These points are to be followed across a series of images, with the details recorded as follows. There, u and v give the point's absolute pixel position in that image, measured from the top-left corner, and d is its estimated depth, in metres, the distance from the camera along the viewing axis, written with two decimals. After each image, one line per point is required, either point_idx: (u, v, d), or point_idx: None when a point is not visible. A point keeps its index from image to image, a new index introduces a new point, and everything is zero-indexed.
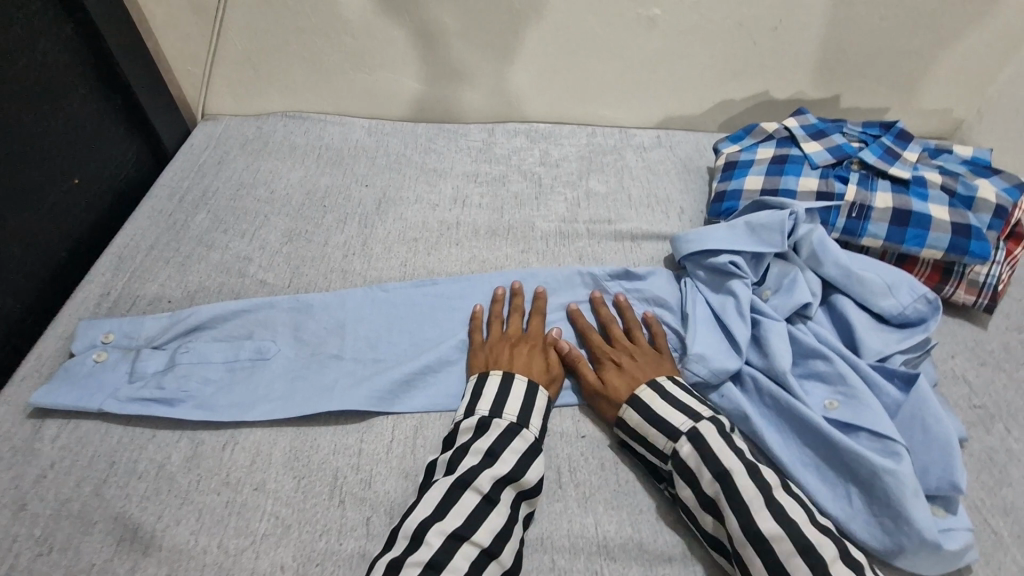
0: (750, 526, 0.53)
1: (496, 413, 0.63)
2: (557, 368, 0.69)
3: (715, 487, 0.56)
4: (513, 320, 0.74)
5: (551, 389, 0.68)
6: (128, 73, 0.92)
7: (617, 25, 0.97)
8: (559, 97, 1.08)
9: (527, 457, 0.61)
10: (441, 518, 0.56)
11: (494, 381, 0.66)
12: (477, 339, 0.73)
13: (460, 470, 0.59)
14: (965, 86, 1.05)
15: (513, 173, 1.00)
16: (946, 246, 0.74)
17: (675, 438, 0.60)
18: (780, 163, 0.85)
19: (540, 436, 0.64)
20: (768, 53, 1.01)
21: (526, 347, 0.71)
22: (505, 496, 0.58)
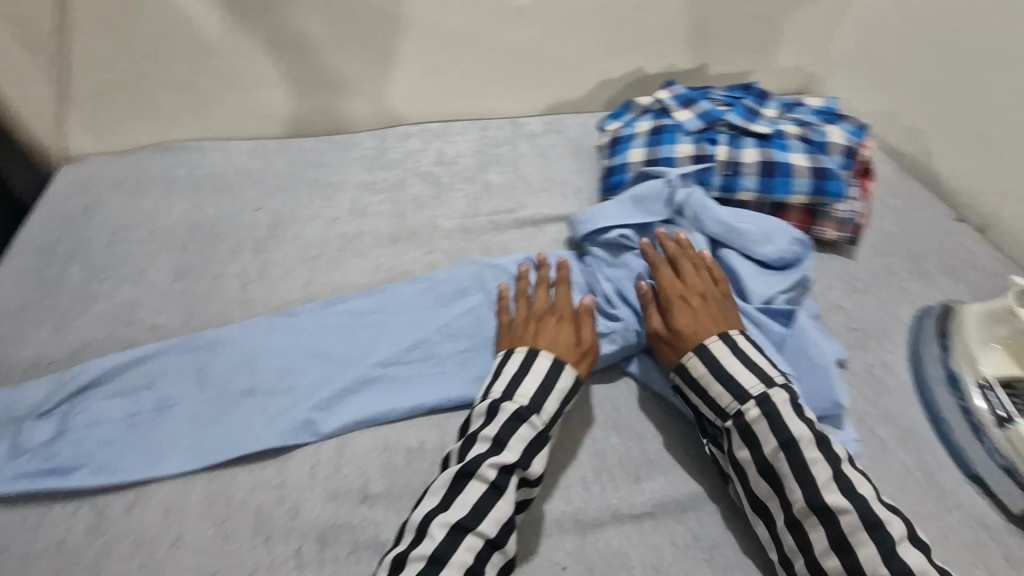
0: (816, 496, 0.56)
1: (507, 397, 0.63)
2: (589, 340, 0.68)
3: (778, 454, 0.58)
4: (541, 294, 0.73)
5: (583, 363, 0.67)
6: None
7: (489, 18, 1.00)
8: (445, 95, 1.08)
9: (533, 446, 0.60)
10: (445, 498, 0.57)
11: (515, 359, 0.66)
12: (503, 320, 0.72)
13: (469, 458, 0.59)
14: (812, 44, 1.15)
15: (411, 176, 1.00)
16: (809, 190, 0.81)
17: (744, 400, 0.61)
18: (657, 134, 0.89)
19: (551, 421, 0.63)
20: (633, 31, 1.06)
21: (553, 319, 0.70)
22: (511, 484, 0.58)
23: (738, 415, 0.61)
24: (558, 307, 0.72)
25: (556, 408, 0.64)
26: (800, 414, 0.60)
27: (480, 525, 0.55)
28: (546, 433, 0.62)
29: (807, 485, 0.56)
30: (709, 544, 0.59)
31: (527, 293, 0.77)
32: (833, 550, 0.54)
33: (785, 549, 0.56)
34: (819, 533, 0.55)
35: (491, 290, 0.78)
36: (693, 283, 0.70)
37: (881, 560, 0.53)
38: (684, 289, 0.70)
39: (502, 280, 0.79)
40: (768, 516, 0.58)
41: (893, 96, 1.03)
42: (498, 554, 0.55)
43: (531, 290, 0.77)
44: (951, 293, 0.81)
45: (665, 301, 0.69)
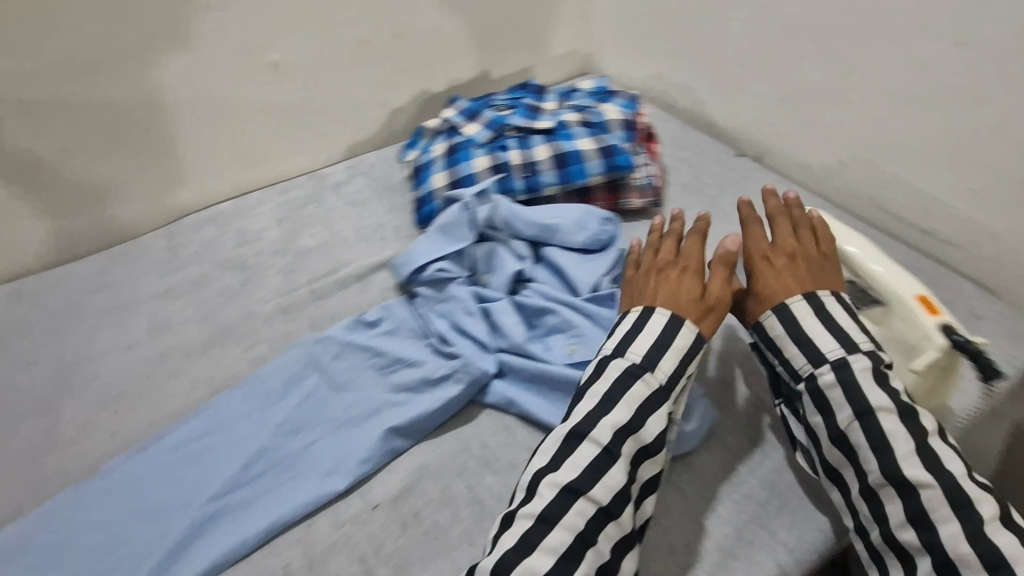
0: (894, 469, 0.52)
1: (622, 352, 0.60)
2: (714, 294, 0.63)
3: (852, 424, 0.55)
4: (669, 244, 0.70)
5: (708, 317, 0.62)
6: None
7: (244, 82, 0.93)
8: (227, 171, 1.00)
9: (641, 411, 0.57)
10: (555, 460, 0.55)
11: (629, 321, 0.62)
12: (632, 272, 0.70)
13: (578, 418, 0.57)
14: (574, 30, 1.21)
15: (214, 269, 0.90)
16: (602, 169, 0.84)
17: (819, 364, 0.58)
18: (452, 153, 0.88)
19: (672, 379, 0.59)
20: (401, 57, 1.05)
21: (676, 272, 0.66)
22: (626, 451, 0.55)
23: (811, 377, 0.58)
24: (681, 258, 0.68)
25: (676, 367, 0.59)
26: (882, 383, 0.55)
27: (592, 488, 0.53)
28: (659, 397, 0.58)
29: (883, 458, 0.53)
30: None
31: (364, 356, 0.72)
32: (910, 525, 0.51)
33: (860, 517, 0.54)
34: (897, 505, 0.52)
35: (325, 366, 0.72)
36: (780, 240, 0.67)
37: (963, 539, 0.49)
38: (771, 249, 0.66)
39: (333, 352, 0.73)
40: (841, 481, 0.56)
41: (653, 60, 1.12)
42: (612, 523, 0.53)
43: (367, 352, 0.72)
44: None
45: (752, 257, 0.67)
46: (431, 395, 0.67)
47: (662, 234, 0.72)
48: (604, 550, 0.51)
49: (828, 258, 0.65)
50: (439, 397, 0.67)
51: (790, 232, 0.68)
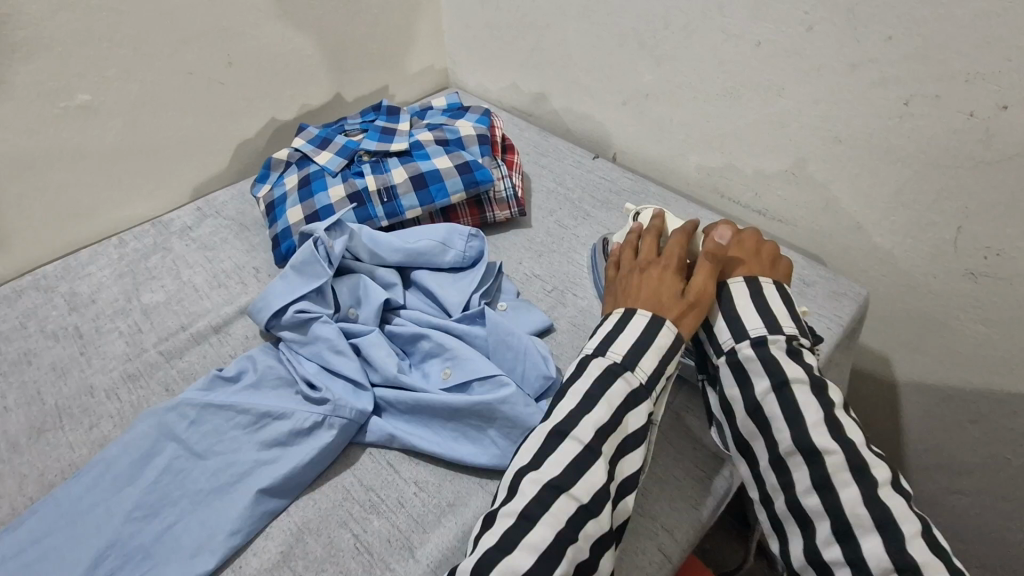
0: (805, 437, 0.54)
1: (603, 351, 0.60)
2: (697, 291, 0.63)
3: (768, 394, 0.57)
4: (648, 244, 0.70)
5: (689, 313, 0.63)
6: None
7: (46, 132, 0.83)
8: (48, 229, 0.89)
9: (624, 408, 0.57)
10: (537, 456, 0.54)
11: (611, 321, 0.63)
12: (612, 274, 0.71)
13: (559, 417, 0.56)
14: (426, 45, 1.21)
15: (40, 343, 0.79)
16: (463, 186, 0.84)
17: (740, 339, 0.61)
18: (306, 185, 0.84)
19: (653, 379, 0.59)
20: (240, 87, 0.98)
21: (656, 271, 0.66)
22: (607, 448, 0.55)
23: (732, 352, 0.61)
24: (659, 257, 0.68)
25: (657, 366, 0.59)
26: (796, 359, 0.59)
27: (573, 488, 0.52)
28: (644, 390, 0.58)
29: (796, 428, 0.55)
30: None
31: (226, 418, 0.66)
32: (815, 490, 0.53)
33: (767, 487, 0.56)
34: (803, 472, 0.54)
35: (179, 435, 0.65)
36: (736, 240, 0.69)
37: (862, 502, 0.51)
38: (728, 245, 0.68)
39: (188, 417, 0.66)
40: (750, 454, 0.58)
41: (506, 71, 1.14)
42: (593, 521, 0.51)
43: (229, 410, 0.66)
44: (611, 222, 0.92)
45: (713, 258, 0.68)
46: (304, 445, 0.63)
47: (642, 233, 0.73)
48: (583, 549, 0.50)
49: (778, 254, 0.69)
50: (310, 446, 0.63)
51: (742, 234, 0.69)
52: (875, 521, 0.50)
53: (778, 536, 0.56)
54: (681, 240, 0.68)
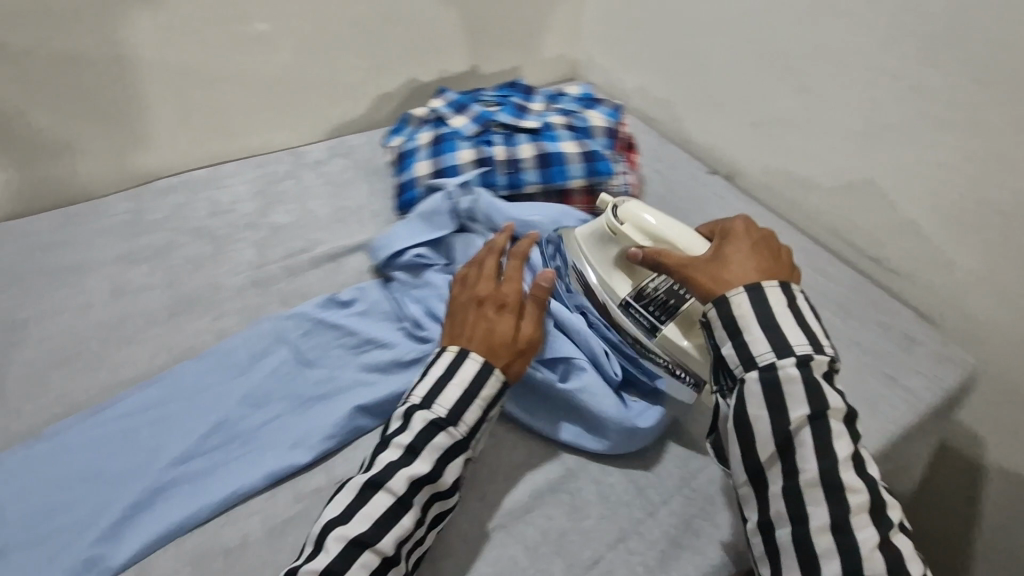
0: (832, 472, 0.51)
1: (427, 405, 0.57)
2: (530, 333, 0.62)
3: (804, 422, 0.52)
4: (487, 272, 0.67)
5: (518, 360, 0.61)
6: None
7: (226, 51, 0.91)
8: (205, 139, 0.97)
9: (444, 462, 0.55)
10: (349, 508, 0.52)
11: (437, 366, 0.59)
12: (454, 297, 0.67)
13: (378, 468, 0.54)
14: (562, 33, 1.23)
15: (180, 236, 0.87)
16: (583, 174, 0.87)
17: (784, 355, 0.53)
18: (437, 144, 0.89)
19: (474, 428, 0.58)
20: (392, 44, 1.04)
21: (493, 308, 0.63)
22: (419, 500, 0.54)
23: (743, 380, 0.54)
24: (496, 288, 0.65)
25: (478, 416, 0.58)
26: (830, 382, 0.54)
27: (380, 542, 0.51)
28: (465, 440, 0.57)
29: (825, 458, 0.51)
30: (540, 535, 0.60)
31: (336, 337, 0.72)
32: (831, 528, 0.50)
33: (771, 514, 0.53)
34: (824, 509, 0.51)
35: (293, 341, 0.72)
36: (756, 250, 0.60)
37: (876, 547, 0.50)
38: (725, 269, 0.59)
39: (303, 328, 0.73)
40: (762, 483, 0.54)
41: (637, 75, 1.16)
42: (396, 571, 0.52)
43: (339, 331, 0.72)
44: None
45: (727, 261, 0.59)
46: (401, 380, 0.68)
47: (488, 256, 0.69)
48: None
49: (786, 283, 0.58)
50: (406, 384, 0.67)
51: (761, 242, 0.61)
52: (888, 566, 0.49)
53: (770, 562, 0.53)
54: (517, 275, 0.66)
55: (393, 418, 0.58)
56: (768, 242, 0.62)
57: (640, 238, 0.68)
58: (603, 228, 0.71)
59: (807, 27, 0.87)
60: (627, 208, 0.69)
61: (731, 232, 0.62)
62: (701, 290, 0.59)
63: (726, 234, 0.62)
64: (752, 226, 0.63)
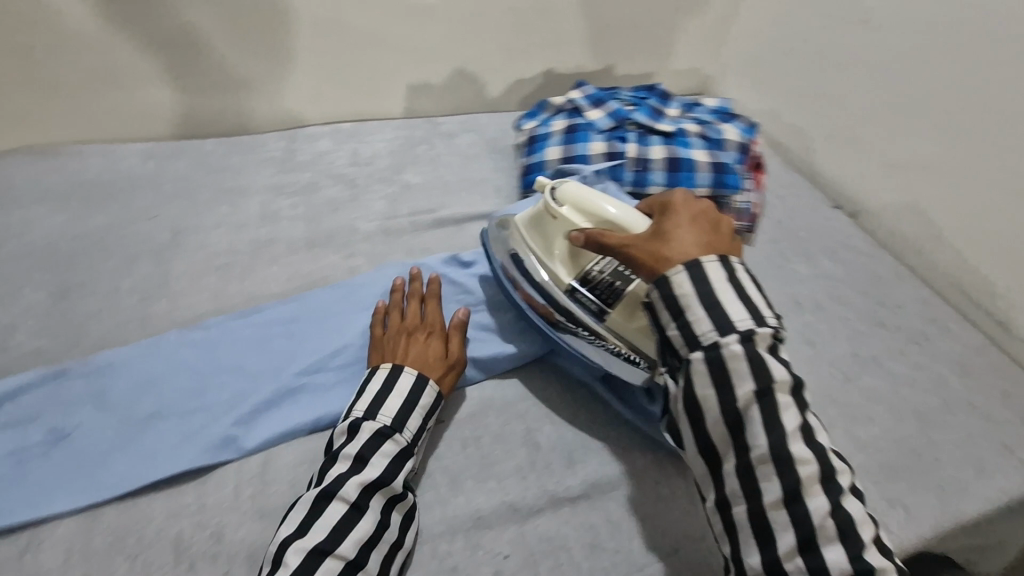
0: (780, 445, 0.49)
1: (370, 415, 0.60)
2: (457, 354, 0.68)
3: (751, 399, 0.50)
4: (411, 307, 0.71)
5: (448, 377, 0.66)
6: None
7: (392, 19, 0.95)
8: (355, 95, 1.03)
9: (398, 459, 0.58)
10: (303, 522, 0.53)
11: (376, 379, 0.63)
12: (375, 332, 0.69)
13: (328, 480, 0.56)
14: (705, 44, 1.22)
15: (324, 178, 0.94)
16: (710, 184, 0.88)
17: (725, 333, 0.51)
18: (571, 132, 0.93)
19: (416, 434, 0.61)
20: (542, 32, 1.06)
21: (423, 335, 0.68)
22: (374, 505, 0.55)
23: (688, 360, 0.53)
24: (422, 322, 0.70)
25: (420, 424, 0.62)
26: (775, 353, 0.52)
27: (338, 546, 0.52)
28: (410, 445, 0.60)
29: (773, 432, 0.50)
30: (620, 513, 0.62)
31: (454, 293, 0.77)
32: (784, 502, 0.49)
33: (726, 491, 0.52)
34: (778, 484, 0.49)
35: None
36: (695, 225, 0.58)
37: (828, 513, 0.48)
38: (664, 245, 0.57)
39: (426, 279, 0.79)
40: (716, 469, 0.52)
41: (776, 98, 1.14)
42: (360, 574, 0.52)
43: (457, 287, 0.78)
44: (833, 272, 0.91)
45: (667, 238, 0.57)
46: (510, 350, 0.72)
47: (402, 294, 0.73)
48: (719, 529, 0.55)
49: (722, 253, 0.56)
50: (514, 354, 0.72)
51: (702, 214, 0.59)
52: (838, 532, 0.48)
53: (729, 539, 0.52)
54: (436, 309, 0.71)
55: (341, 429, 0.60)
56: (708, 214, 0.60)
57: (581, 220, 0.68)
58: (543, 212, 0.71)
59: (987, 77, 0.82)
60: (568, 192, 0.69)
61: (673, 208, 0.60)
62: (643, 268, 0.57)
63: (668, 209, 0.60)
64: (697, 201, 0.60)
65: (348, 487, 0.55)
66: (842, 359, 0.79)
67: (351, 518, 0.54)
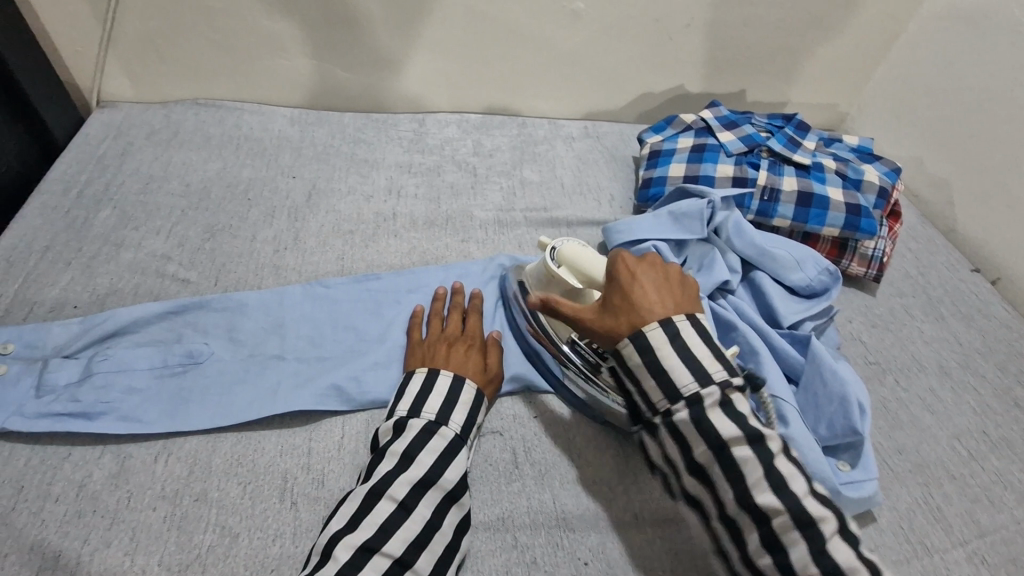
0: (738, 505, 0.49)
1: (415, 414, 0.60)
2: (495, 367, 0.67)
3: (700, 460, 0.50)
4: (453, 317, 0.71)
5: (488, 390, 0.66)
6: (23, 77, 0.84)
7: (538, 18, 0.97)
8: (486, 89, 1.06)
9: (445, 458, 0.57)
10: (354, 518, 0.53)
11: (416, 381, 0.63)
12: (413, 340, 0.69)
13: (376, 477, 0.55)
14: (848, 80, 1.16)
15: (447, 163, 0.98)
16: (842, 225, 0.84)
17: (673, 402, 0.51)
18: (699, 151, 0.91)
19: (465, 428, 0.60)
20: (682, 49, 1.05)
21: (464, 346, 0.67)
22: (423, 506, 0.54)
23: (665, 413, 0.52)
24: (462, 334, 0.69)
25: (466, 418, 0.61)
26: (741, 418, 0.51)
27: (386, 545, 0.51)
28: (460, 440, 0.60)
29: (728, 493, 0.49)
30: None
31: None
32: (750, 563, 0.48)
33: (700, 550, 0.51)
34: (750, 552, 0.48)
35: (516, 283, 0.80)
36: (642, 281, 0.56)
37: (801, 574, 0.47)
38: (619, 313, 0.55)
39: None
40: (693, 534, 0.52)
41: (921, 145, 1.06)
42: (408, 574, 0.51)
43: None
44: (966, 338, 0.83)
45: (616, 307, 0.56)
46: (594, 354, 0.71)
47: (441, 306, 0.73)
48: None
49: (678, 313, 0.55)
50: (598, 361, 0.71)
51: (651, 277, 0.56)
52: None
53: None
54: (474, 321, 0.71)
55: (384, 429, 0.60)
56: (654, 263, 0.58)
57: (572, 280, 0.67)
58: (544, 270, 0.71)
59: None
60: (565, 252, 0.68)
61: (615, 271, 0.57)
62: (605, 339, 0.56)
63: (607, 272, 0.58)
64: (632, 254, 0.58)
65: (400, 484, 0.54)
66: (969, 435, 0.72)
67: (399, 518, 0.53)
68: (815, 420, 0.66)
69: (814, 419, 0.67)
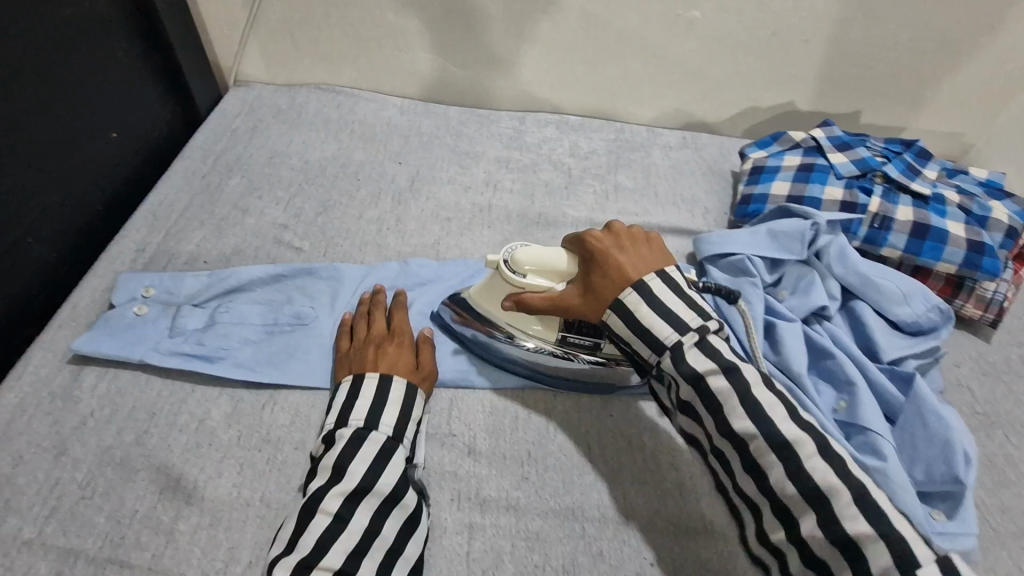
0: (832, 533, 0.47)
1: (343, 423, 0.60)
2: (427, 363, 0.67)
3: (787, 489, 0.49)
4: (376, 318, 0.70)
5: (422, 385, 0.66)
6: (178, 53, 0.94)
7: (652, 25, 0.97)
8: (588, 92, 1.07)
9: (379, 462, 0.57)
10: (293, 539, 0.52)
11: (343, 391, 0.62)
12: (340, 348, 0.68)
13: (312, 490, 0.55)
14: (980, 109, 1.07)
15: (543, 162, 1.00)
16: (960, 261, 0.79)
17: (660, 352, 0.54)
18: (806, 171, 0.87)
19: (396, 428, 0.60)
20: (796, 65, 1.01)
21: (392, 345, 0.66)
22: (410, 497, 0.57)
23: (657, 365, 0.54)
24: (386, 334, 0.68)
25: (399, 424, 0.60)
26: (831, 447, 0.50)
27: None
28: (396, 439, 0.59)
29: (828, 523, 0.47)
30: None
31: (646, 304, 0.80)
32: None
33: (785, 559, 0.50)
34: None
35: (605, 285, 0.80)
36: (609, 255, 0.58)
37: None
38: (598, 288, 0.58)
39: None
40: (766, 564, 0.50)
41: None
42: None
43: None
44: None
45: (594, 287, 0.58)
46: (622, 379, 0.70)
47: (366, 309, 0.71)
48: None
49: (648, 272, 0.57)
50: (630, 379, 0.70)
51: (617, 247, 0.59)
52: None
53: None
54: (398, 319, 0.70)
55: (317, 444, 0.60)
56: (618, 233, 0.60)
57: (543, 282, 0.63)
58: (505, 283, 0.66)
59: None
60: (521, 258, 0.64)
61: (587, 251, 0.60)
62: (592, 315, 0.59)
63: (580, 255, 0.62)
64: (597, 232, 0.61)
65: None
66: None
67: (336, 529, 0.53)
68: (910, 461, 0.63)
69: (910, 460, 0.63)
